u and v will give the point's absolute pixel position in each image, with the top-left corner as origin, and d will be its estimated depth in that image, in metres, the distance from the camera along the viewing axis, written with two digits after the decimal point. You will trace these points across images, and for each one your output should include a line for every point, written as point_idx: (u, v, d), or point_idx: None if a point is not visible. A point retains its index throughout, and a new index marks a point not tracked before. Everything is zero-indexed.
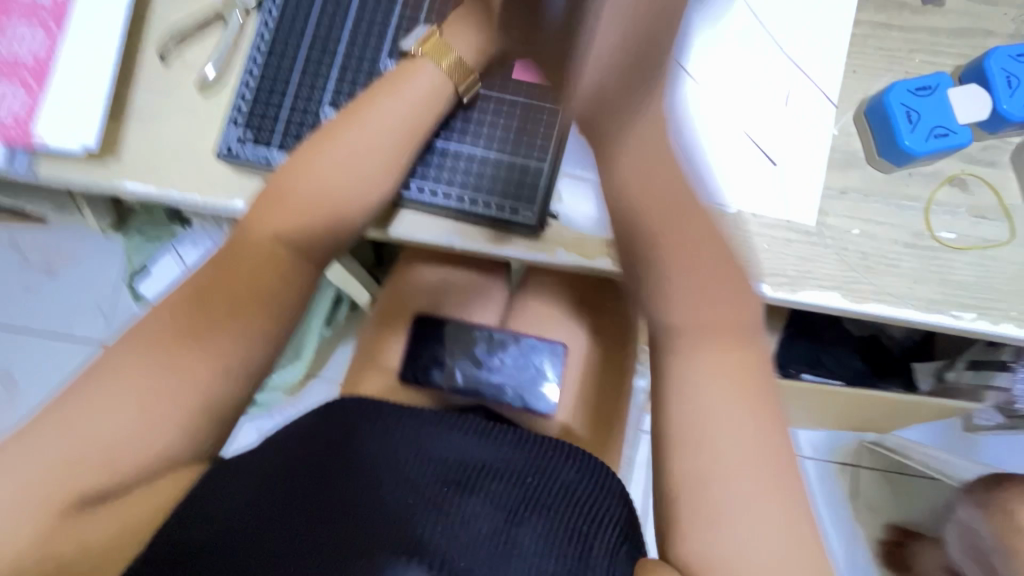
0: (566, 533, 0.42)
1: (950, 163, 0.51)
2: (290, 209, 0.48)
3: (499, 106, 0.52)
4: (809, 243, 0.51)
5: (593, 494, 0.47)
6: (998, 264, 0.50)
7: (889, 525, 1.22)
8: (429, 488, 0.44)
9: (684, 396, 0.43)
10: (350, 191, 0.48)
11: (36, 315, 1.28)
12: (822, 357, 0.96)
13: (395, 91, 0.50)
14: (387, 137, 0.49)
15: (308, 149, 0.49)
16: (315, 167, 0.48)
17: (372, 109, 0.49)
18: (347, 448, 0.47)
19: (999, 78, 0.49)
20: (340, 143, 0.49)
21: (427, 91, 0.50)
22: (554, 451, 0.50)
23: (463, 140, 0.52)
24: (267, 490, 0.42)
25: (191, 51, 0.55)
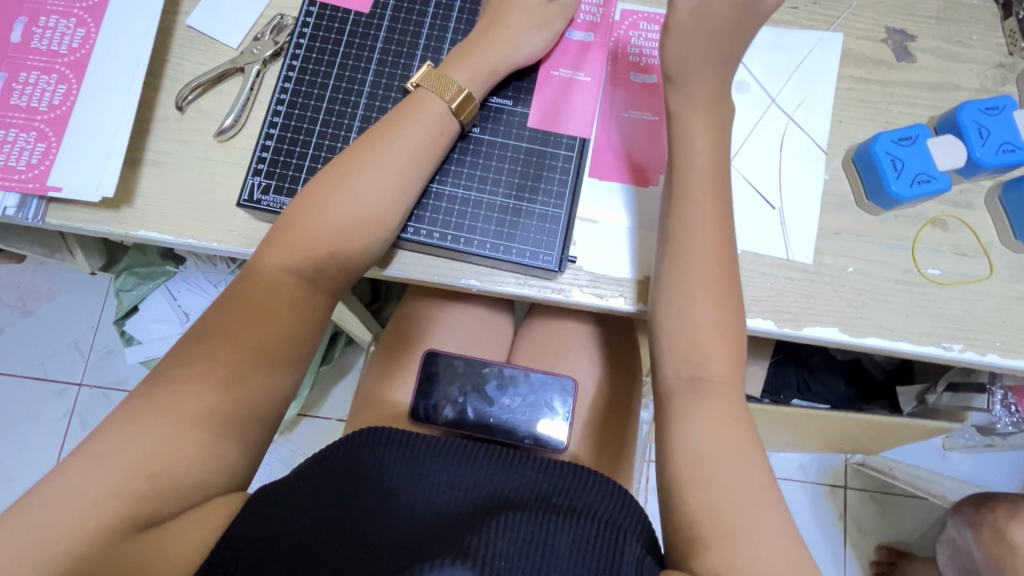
0: (590, 545, 0.43)
1: (931, 206, 0.56)
2: (306, 247, 0.48)
3: (503, 153, 0.55)
4: (809, 281, 0.54)
5: (616, 509, 0.48)
6: (982, 297, 0.54)
7: (880, 546, 1.25)
8: (461, 517, 0.45)
9: (695, 424, 0.45)
10: (367, 229, 0.49)
11: (12, 356, 1.23)
12: (812, 384, 1.03)
13: (406, 128, 0.50)
14: (401, 176, 0.49)
15: (318, 192, 0.49)
16: (329, 205, 0.48)
17: (378, 148, 0.49)
18: (377, 483, 0.48)
19: (973, 131, 0.53)
20: (352, 181, 0.48)
21: (435, 129, 0.51)
22: (580, 475, 0.51)
23: (482, 187, 0.54)
24: (304, 526, 0.43)
25: (210, 100, 0.56)
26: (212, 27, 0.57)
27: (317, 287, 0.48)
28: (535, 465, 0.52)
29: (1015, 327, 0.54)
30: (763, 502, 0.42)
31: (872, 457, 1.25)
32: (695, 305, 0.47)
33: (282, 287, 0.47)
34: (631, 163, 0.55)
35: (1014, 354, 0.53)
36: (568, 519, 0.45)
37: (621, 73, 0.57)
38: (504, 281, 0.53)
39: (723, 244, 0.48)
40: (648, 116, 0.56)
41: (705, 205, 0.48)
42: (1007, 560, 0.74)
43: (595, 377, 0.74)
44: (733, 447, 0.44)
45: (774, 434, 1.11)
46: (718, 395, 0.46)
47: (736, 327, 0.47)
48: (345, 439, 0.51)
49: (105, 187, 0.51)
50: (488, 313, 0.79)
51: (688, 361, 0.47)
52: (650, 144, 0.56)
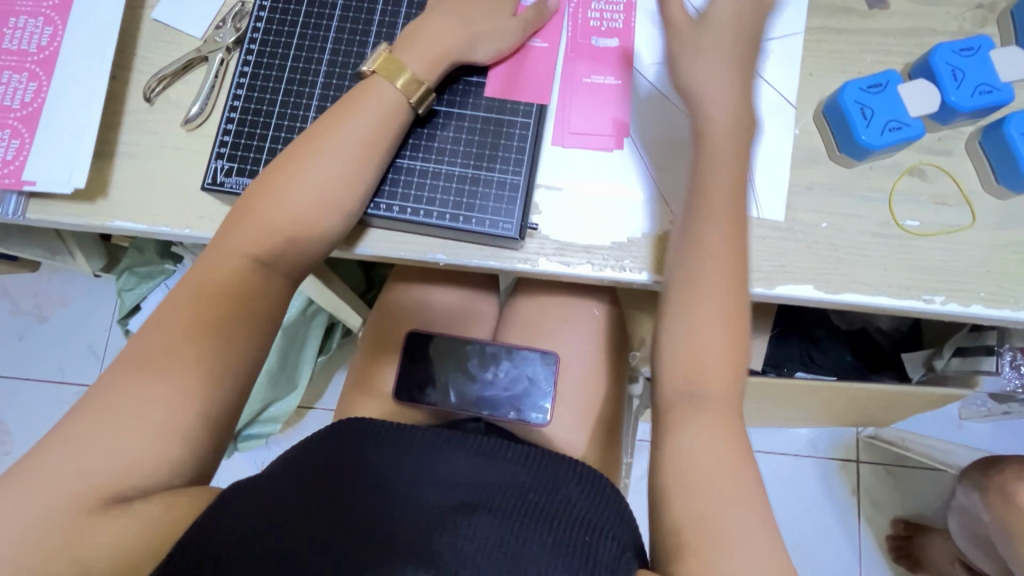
0: (568, 534, 0.46)
1: (908, 155, 0.54)
2: (266, 230, 0.48)
3: (461, 126, 0.54)
4: (780, 238, 0.53)
5: (593, 501, 0.51)
6: (963, 247, 0.52)
7: (895, 519, 1.22)
8: (444, 500, 0.47)
9: (691, 438, 0.45)
10: (325, 213, 0.49)
11: (32, 362, 1.27)
12: (815, 357, 1.00)
13: (357, 111, 0.50)
14: (354, 159, 0.49)
15: (275, 176, 0.49)
16: (283, 190, 0.48)
17: (332, 134, 0.49)
18: (363, 466, 0.50)
19: (948, 73, 0.51)
20: (304, 166, 0.49)
21: (387, 112, 0.50)
22: (559, 465, 0.54)
23: (439, 158, 0.54)
24: (294, 505, 0.45)
25: (176, 90, 0.57)
26: (176, 18, 0.58)
27: (280, 267, 0.49)
28: (517, 455, 0.54)
29: (1001, 276, 0.52)
30: (741, 501, 0.43)
31: (885, 430, 1.22)
32: (700, 316, 0.46)
33: (242, 268, 0.48)
34: (592, 131, 0.55)
35: (998, 304, 0.51)
36: (548, 514, 0.48)
37: (582, 38, 0.56)
38: (471, 254, 0.53)
39: (733, 265, 0.47)
40: (610, 81, 0.56)
41: (720, 219, 0.47)
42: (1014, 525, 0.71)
43: (580, 351, 0.73)
44: (702, 437, 0.45)
45: (780, 409, 1.09)
46: (715, 409, 0.46)
47: (743, 347, 0.47)
48: (322, 431, 0.53)
49: (77, 179, 0.53)
50: (471, 293, 0.80)
51: (690, 377, 0.47)
52: (611, 109, 0.55)
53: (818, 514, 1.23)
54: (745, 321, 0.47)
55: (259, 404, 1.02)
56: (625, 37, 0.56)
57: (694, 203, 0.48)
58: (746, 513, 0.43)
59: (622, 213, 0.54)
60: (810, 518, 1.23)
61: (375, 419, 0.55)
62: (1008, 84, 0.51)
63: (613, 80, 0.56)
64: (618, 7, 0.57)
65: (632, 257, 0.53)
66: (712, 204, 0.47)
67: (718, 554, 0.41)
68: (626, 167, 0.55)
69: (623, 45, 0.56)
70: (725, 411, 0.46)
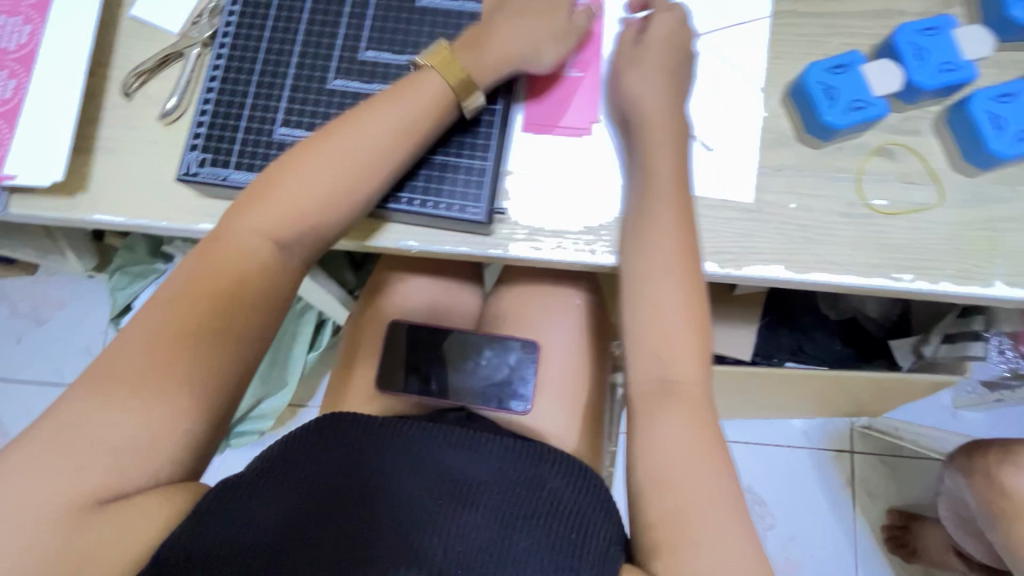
0: (554, 530, 0.47)
1: (875, 135, 0.54)
2: (278, 210, 0.49)
3: (492, 124, 0.55)
4: (749, 220, 0.53)
5: (578, 491, 0.52)
6: (931, 225, 0.52)
7: (890, 509, 1.22)
8: (431, 500, 0.48)
9: (661, 427, 0.48)
10: (339, 199, 0.49)
11: (29, 364, 1.29)
12: (804, 346, 0.99)
13: (396, 101, 0.51)
14: (386, 147, 0.50)
15: (309, 153, 0.50)
16: (309, 170, 0.49)
17: (371, 116, 0.50)
18: (349, 465, 0.49)
19: (912, 53, 0.52)
20: (331, 150, 0.49)
21: (433, 102, 0.51)
22: (545, 459, 0.54)
23: (461, 152, 0.54)
24: (285, 509, 0.45)
25: (154, 86, 0.58)
26: (153, 15, 0.59)
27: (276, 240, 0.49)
28: (504, 450, 0.53)
29: (968, 253, 0.52)
30: (711, 490, 0.46)
31: (878, 419, 1.21)
32: (661, 301, 0.50)
33: (225, 253, 0.48)
34: (565, 123, 0.56)
35: (967, 281, 0.51)
36: (532, 511, 0.48)
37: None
38: (443, 240, 0.54)
39: (683, 243, 0.50)
40: (573, 75, 0.57)
41: (668, 203, 0.50)
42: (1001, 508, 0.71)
43: (562, 340, 0.73)
44: (670, 423, 0.49)
45: (771, 398, 1.09)
46: (688, 400, 0.49)
47: (702, 327, 0.50)
48: (315, 423, 0.52)
49: (55, 173, 0.54)
50: (453, 284, 0.80)
51: (658, 360, 0.50)
52: (577, 100, 0.56)
53: (813, 506, 1.23)
54: (704, 309, 0.50)
55: (250, 401, 1.04)
56: (594, 28, 0.57)
57: (643, 189, 0.51)
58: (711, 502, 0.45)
59: (587, 197, 0.55)
60: (804, 509, 1.22)
61: (360, 415, 0.53)
62: (970, 60, 0.52)
63: (576, 74, 0.57)
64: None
65: (601, 240, 0.54)
66: (656, 190, 0.51)
67: (692, 546, 0.43)
68: (593, 155, 0.56)
69: (593, 37, 0.57)
70: (692, 399, 0.49)
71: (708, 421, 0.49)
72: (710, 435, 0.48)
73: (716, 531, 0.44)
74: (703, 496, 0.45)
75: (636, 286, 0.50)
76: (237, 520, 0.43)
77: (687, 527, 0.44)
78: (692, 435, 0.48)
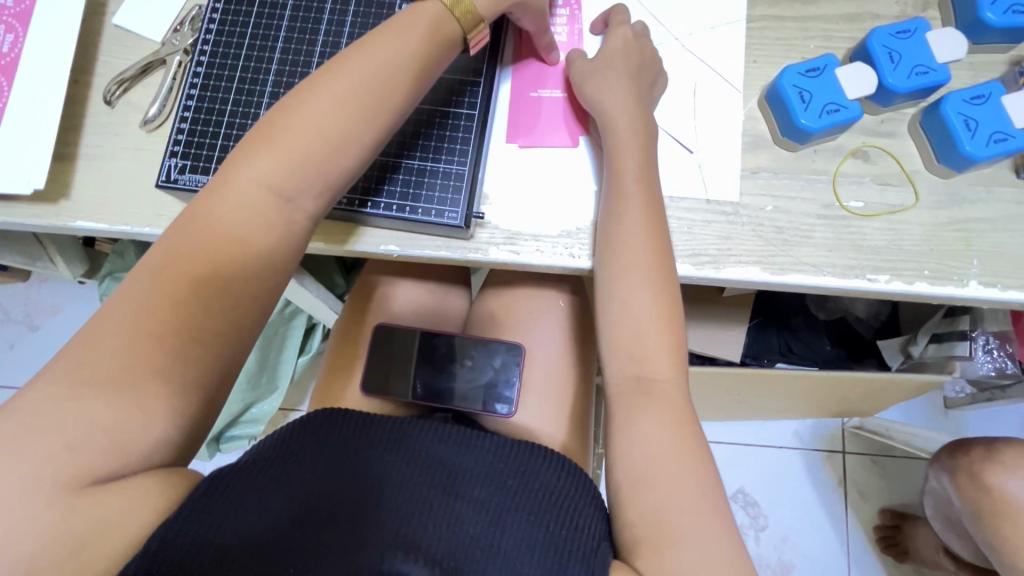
0: (548, 522, 0.48)
1: (852, 137, 0.55)
2: (286, 150, 0.45)
3: (458, 126, 0.55)
4: (727, 222, 0.54)
5: (568, 483, 0.53)
6: (907, 226, 0.53)
7: (881, 509, 1.22)
8: (426, 490, 0.49)
9: (637, 428, 0.49)
10: (343, 141, 0.46)
11: (22, 371, 1.28)
12: (793, 347, 1.00)
13: (393, 30, 0.47)
14: (395, 70, 0.47)
15: (308, 89, 0.46)
16: (307, 108, 0.45)
17: (372, 44, 0.47)
18: (340, 460, 0.50)
19: (885, 56, 0.52)
20: (336, 81, 0.46)
21: (434, 27, 0.48)
22: (534, 453, 0.55)
23: (425, 157, 0.54)
24: (285, 500, 0.44)
25: (136, 93, 0.59)
26: (136, 23, 0.60)
27: (285, 186, 0.45)
28: (493, 445, 0.55)
29: (945, 254, 0.52)
30: (689, 487, 0.46)
31: (868, 420, 1.22)
32: (638, 299, 0.50)
33: (223, 217, 0.44)
34: (538, 138, 0.56)
35: (943, 281, 0.52)
36: (525, 504, 0.49)
37: (525, 53, 0.59)
38: (422, 245, 0.55)
39: (659, 245, 0.50)
40: (552, 94, 0.58)
41: (642, 205, 0.50)
42: (986, 506, 0.71)
43: (546, 343, 0.74)
44: (649, 422, 0.49)
45: (760, 400, 1.09)
46: (661, 400, 0.50)
47: (678, 328, 0.51)
48: (298, 420, 0.52)
49: (37, 180, 0.54)
50: (440, 288, 0.81)
51: (635, 361, 0.50)
52: (555, 119, 0.57)
53: (804, 507, 1.23)
54: (677, 308, 0.51)
55: (240, 406, 1.04)
56: (566, 46, 0.58)
57: (613, 191, 0.52)
58: (691, 501, 0.45)
59: (562, 204, 0.55)
60: (797, 510, 1.22)
61: (346, 411, 0.54)
62: (943, 64, 0.52)
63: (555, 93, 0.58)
64: (560, 16, 0.59)
65: (580, 243, 0.54)
66: (628, 190, 0.51)
67: (673, 545, 0.43)
68: (570, 173, 0.56)
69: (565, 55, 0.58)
70: (668, 401, 0.50)
71: (687, 421, 0.49)
72: (687, 437, 0.48)
73: (695, 528, 0.44)
74: (683, 495, 0.45)
75: (610, 289, 0.51)
76: (236, 508, 0.41)
77: (666, 524, 0.44)
78: (671, 435, 0.48)
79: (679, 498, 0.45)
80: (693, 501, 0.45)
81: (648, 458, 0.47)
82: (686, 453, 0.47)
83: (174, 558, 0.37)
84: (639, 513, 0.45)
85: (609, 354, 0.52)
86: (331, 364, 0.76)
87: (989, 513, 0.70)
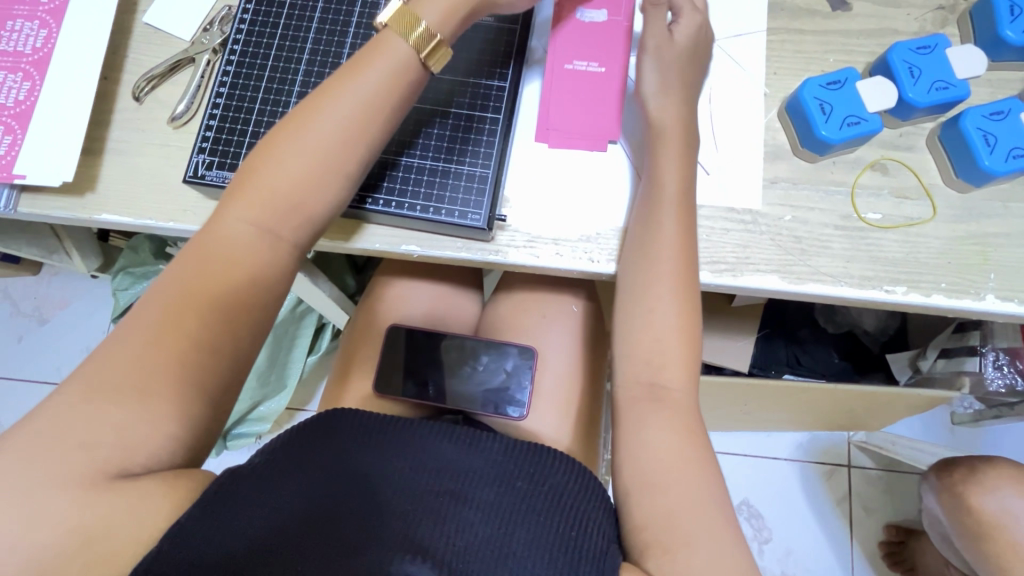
0: (555, 529, 0.47)
1: (869, 150, 0.55)
2: (267, 198, 0.47)
3: (482, 130, 0.56)
4: (745, 231, 0.54)
5: (579, 489, 0.52)
6: (925, 239, 0.53)
7: (886, 525, 1.21)
8: (432, 494, 0.48)
9: (655, 432, 0.49)
10: (323, 180, 0.47)
11: (31, 362, 1.29)
12: (801, 359, 0.99)
13: (360, 76, 0.48)
14: (361, 112, 0.47)
15: (284, 139, 0.47)
16: (285, 158, 0.47)
17: (340, 91, 0.48)
18: (348, 460, 0.50)
19: (905, 71, 0.53)
20: (311, 131, 0.47)
21: (397, 69, 0.48)
22: (543, 456, 0.54)
23: (450, 159, 0.55)
24: (291, 501, 0.45)
25: (164, 90, 0.60)
26: (166, 22, 0.61)
27: (263, 219, 0.47)
28: (501, 447, 0.54)
29: (961, 267, 0.53)
30: (703, 495, 0.46)
31: (874, 434, 1.21)
32: (657, 304, 0.50)
33: (247, 237, 0.46)
34: (573, 130, 0.57)
35: (960, 294, 0.52)
36: (532, 509, 0.48)
37: (572, 30, 0.57)
38: (442, 246, 0.55)
39: (682, 249, 0.51)
40: (594, 68, 0.57)
41: (664, 208, 0.51)
42: (970, 523, 0.71)
43: (559, 347, 0.74)
44: (666, 428, 0.49)
45: (766, 411, 1.09)
46: (677, 406, 0.50)
47: (696, 335, 0.51)
48: (303, 423, 0.53)
49: (65, 173, 0.55)
50: (454, 290, 0.81)
51: (652, 366, 0.51)
52: (596, 98, 0.57)
53: (807, 521, 1.22)
54: (698, 312, 0.51)
55: (248, 403, 1.04)
56: (612, 9, 0.58)
57: (646, 198, 0.52)
58: (706, 509, 0.45)
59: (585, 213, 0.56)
60: (801, 523, 1.22)
61: (356, 412, 0.54)
62: (963, 80, 0.53)
63: (598, 67, 0.57)
64: None
65: (600, 248, 0.55)
66: (652, 197, 0.52)
67: (686, 552, 0.43)
68: (608, 168, 0.57)
69: (611, 18, 0.58)
70: (684, 408, 0.50)
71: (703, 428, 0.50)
72: (698, 445, 0.49)
73: (708, 535, 0.44)
74: (698, 501, 0.45)
75: (630, 296, 0.51)
76: (243, 509, 0.42)
77: (679, 528, 0.44)
78: (685, 441, 0.48)
79: (695, 505, 0.45)
80: (707, 508, 0.45)
81: (664, 464, 0.48)
82: (699, 460, 0.48)
83: (179, 556, 0.38)
84: (653, 519, 0.46)
85: (627, 358, 0.52)
86: (344, 364, 0.77)
87: (978, 532, 0.70)
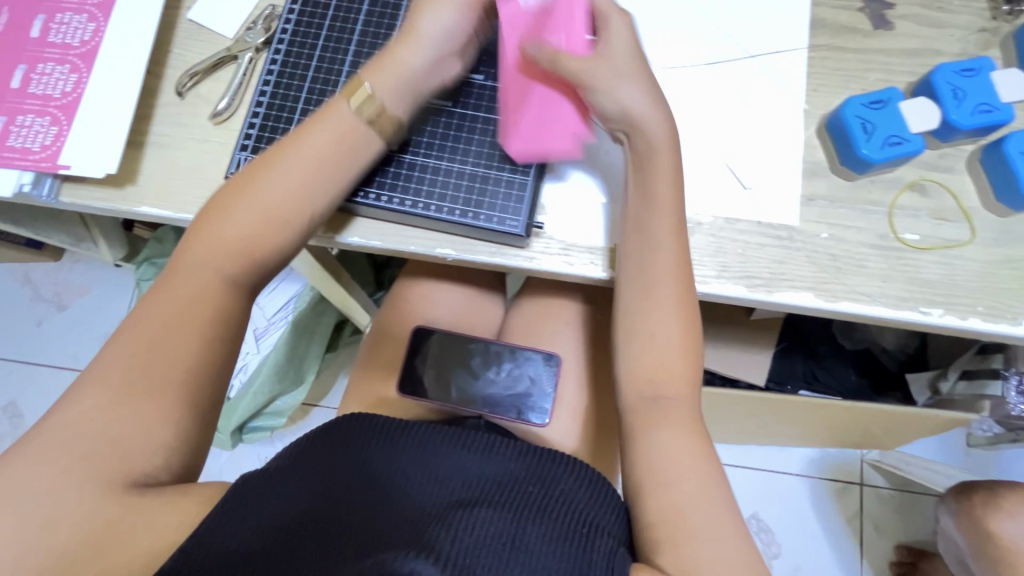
0: (563, 536, 0.45)
1: (909, 170, 0.55)
2: (229, 243, 0.49)
3: None
4: (781, 247, 0.54)
5: (589, 497, 0.50)
6: (963, 261, 0.53)
7: (898, 546, 1.20)
8: (434, 504, 0.47)
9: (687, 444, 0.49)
10: (280, 227, 0.50)
11: (49, 348, 1.30)
12: (819, 375, 0.99)
13: (310, 135, 0.51)
14: (305, 179, 0.50)
15: (237, 190, 0.50)
16: (237, 206, 0.50)
17: (291, 149, 0.51)
18: (352, 467, 0.50)
19: (949, 92, 0.53)
20: (261, 184, 0.50)
21: (346, 133, 0.52)
22: (549, 464, 0.53)
23: (490, 164, 0.56)
24: (291, 513, 0.45)
25: (207, 86, 0.60)
26: (211, 18, 0.62)
27: (254, 280, 0.50)
28: (506, 455, 0.53)
29: (998, 292, 0.52)
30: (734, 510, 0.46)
31: (889, 454, 1.20)
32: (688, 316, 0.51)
33: (217, 287, 0.48)
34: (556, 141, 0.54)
35: (997, 319, 0.52)
36: (539, 516, 0.47)
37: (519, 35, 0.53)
38: (477, 251, 0.56)
39: None
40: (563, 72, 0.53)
41: None
42: (987, 548, 0.71)
43: (583, 355, 0.74)
44: (697, 441, 0.49)
45: (780, 426, 1.08)
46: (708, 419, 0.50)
47: None
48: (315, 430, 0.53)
49: (109, 165, 0.56)
50: (478, 294, 0.81)
51: (685, 378, 0.51)
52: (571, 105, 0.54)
53: (815, 539, 1.21)
54: None
55: (266, 397, 1.03)
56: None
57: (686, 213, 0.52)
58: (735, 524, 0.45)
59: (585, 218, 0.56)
60: (809, 540, 1.21)
61: (361, 416, 0.54)
62: (1007, 104, 0.53)
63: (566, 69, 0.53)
64: None
65: None
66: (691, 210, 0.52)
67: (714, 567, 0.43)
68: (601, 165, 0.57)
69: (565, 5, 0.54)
70: None
71: None
72: None
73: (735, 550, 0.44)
74: (727, 516, 0.45)
75: (665, 305, 0.51)
76: (247, 521, 0.44)
77: (710, 543, 0.44)
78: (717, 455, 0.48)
79: (724, 521, 0.45)
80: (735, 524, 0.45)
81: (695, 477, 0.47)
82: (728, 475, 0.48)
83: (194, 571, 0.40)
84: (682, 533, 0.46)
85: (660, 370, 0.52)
86: (366, 363, 0.77)
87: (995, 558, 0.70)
